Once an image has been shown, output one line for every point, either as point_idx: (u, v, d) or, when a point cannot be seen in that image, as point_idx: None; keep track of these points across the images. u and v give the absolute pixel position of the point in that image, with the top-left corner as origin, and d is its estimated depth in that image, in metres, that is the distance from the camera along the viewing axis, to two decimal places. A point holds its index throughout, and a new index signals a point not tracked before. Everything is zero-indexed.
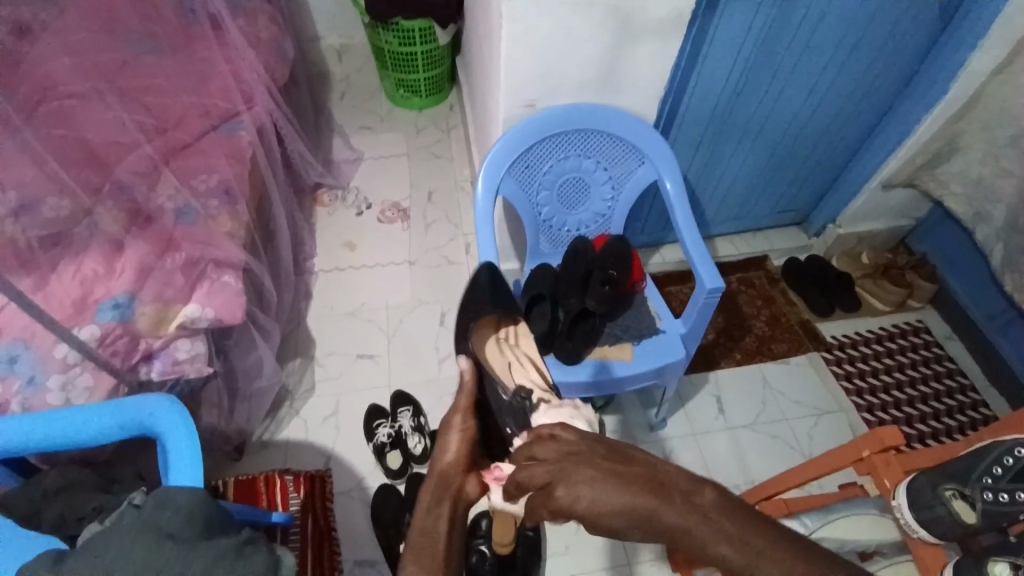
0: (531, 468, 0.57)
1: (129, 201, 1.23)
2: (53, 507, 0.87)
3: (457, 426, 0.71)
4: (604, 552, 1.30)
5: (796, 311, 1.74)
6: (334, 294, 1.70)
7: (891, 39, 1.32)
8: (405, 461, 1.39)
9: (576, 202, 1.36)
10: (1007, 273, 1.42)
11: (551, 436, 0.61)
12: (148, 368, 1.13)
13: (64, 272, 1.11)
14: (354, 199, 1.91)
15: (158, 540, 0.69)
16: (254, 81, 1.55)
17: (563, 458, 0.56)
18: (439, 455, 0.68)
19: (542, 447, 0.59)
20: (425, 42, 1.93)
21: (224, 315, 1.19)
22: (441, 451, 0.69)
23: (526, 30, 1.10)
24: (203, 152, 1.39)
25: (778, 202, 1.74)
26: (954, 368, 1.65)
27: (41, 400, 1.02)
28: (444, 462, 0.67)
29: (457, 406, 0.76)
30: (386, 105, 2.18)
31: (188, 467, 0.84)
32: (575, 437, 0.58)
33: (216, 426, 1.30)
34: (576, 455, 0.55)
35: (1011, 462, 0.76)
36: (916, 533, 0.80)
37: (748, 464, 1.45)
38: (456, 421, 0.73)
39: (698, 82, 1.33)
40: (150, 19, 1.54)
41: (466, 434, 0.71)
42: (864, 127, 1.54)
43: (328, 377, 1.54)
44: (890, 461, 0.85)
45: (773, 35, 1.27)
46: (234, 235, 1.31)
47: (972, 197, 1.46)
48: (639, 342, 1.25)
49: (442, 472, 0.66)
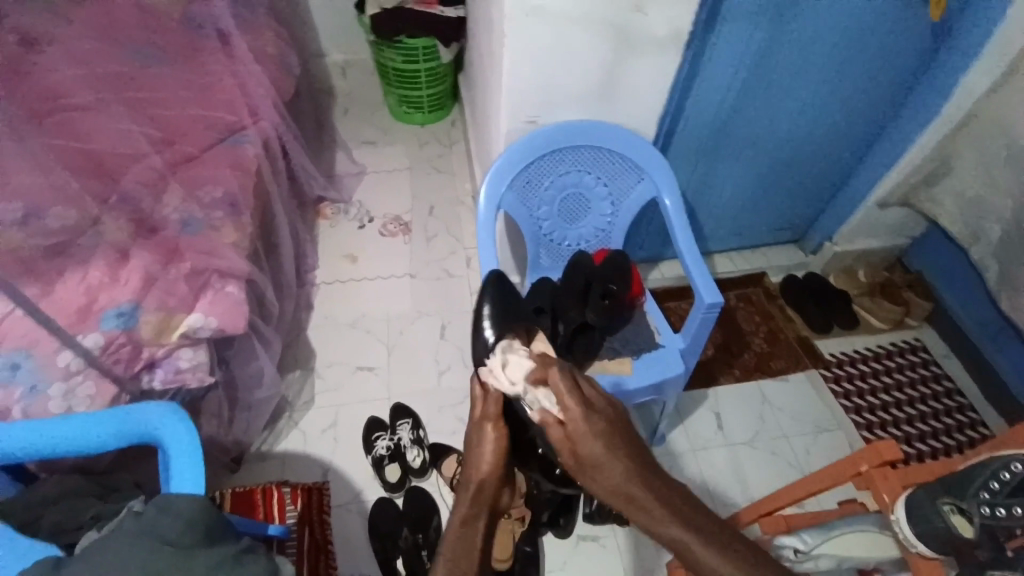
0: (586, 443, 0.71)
1: (135, 212, 1.25)
2: (49, 516, 0.87)
3: (490, 436, 0.80)
4: (606, 569, 1.29)
5: (794, 327, 1.75)
6: (334, 306, 1.71)
7: (887, 59, 1.35)
8: (404, 473, 1.39)
9: (575, 217, 1.38)
10: (1005, 293, 1.42)
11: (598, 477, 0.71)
12: (150, 377, 1.15)
13: (68, 280, 1.12)
14: (357, 212, 1.93)
15: (156, 547, 0.69)
16: (260, 96, 1.57)
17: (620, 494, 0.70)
18: (477, 446, 0.80)
19: (588, 422, 0.72)
20: (429, 60, 1.97)
21: (226, 324, 1.19)
22: (478, 444, 0.80)
23: (529, 47, 1.13)
24: (210, 163, 1.40)
25: (776, 219, 1.76)
26: (953, 388, 1.66)
27: (42, 407, 1.02)
28: (481, 473, 0.79)
29: (487, 413, 0.82)
30: (388, 120, 2.21)
31: (189, 474, 0.83)
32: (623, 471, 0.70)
33: (215, 436, 1.29)
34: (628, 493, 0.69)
35: (1007, 478, 0.75)
36: (914, 547, 0.80)
37: (745, 478, 1.46)
38: (490, 428, 0.81)
39: (697, 99, 1.36)
40: (163, 35, 1.59)
41: (502, 440, 0.81)
42: (860, 145, 1.57)
43: (328, 388, 1.54)
44: (887, 474, 0.86)
45: (770, 54, 1.30)
46: (238, 245, 1.31)
47: (969, 216, 1.46)
48: (639, 356, 1.27)
49: (481, 482, 0.78)
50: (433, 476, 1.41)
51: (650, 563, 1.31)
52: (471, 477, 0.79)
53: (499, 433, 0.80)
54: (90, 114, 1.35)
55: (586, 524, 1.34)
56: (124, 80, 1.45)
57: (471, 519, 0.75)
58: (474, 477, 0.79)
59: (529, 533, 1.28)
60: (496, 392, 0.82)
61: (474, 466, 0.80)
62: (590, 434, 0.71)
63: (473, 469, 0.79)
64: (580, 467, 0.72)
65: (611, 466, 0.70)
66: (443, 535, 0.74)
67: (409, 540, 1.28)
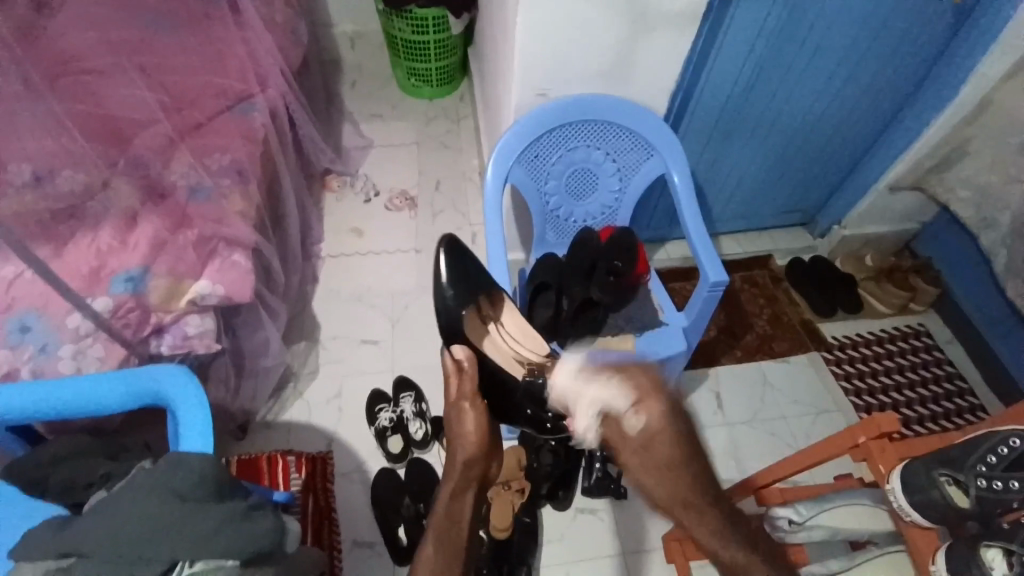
0: (654, 444, 0.73)
1: (144, 179, 1.26)
2: (59, 473, 0.88)
3: (472, 415, 0.85)
4: (600, 541, 1.32)
5: (798, 311, 1.75)
6: (341, 277, 1.72)
7: (905, 38, 1.32)
8: (406, 444, 1.41)
9: (582, 193, 1.38)
10: (1012, 280, 1.40)
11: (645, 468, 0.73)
12: (158, 341, 1.15)
13: (81, 243, 1.13)
14: (363, 185, 1.91)
15: (167, 499, 0.70)
16: (269, 65, 1.54)
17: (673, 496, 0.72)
18: (463, 422, 0.85)
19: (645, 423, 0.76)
20: (438, 32, 1.93)
21: (233, 291, 1.19)
22: (463, 417, 0.86)
23: (540, 18, 1.11)
24: (219, 131, 1.39)
25: (786, 200, 1.74)
26: (953, 372, 1.66)
27: (53, 367, 1.03)
28: (468, 453, 0.83)
29: (463, 392, 0.88)
30: (396, 94, 2.19)
31: (198, 436, 0.85)
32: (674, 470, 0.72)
33: (222, 401, 1.32)
34: (691, 502, 0.71)
35: (1004, 452, 0.76)
36: (909, 516, 0.81)
37: (743, 457, 1.47)
38: (467, 405, 0.86)
39: (711, 77, 1.33)
40: (172, 1, 1.57)
41: (481, 414, 0.86)
42: (873, 128, 1.54)
43: (333, 359, 1.56)
44: (885, 446, 0.85)
45: (788, 31, 1.27)
46: (245, 215, 1.30)
47: (979, 202, 1.43)
48: (640, 334, 1.27)
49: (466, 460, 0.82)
50: (435, 448, 1.43)
51: (647, 538, 1.33)
52: (459, 455, 0.82)
53: (480, 411, 0.86)
54: (103, 78, 1.37)
55: (584, 497, 1.36)
56: (136, 47, 1.46)
57: (459, 492, 0.79)
58: (461, 456, 0.82)
59: (528, 505, 1.29)
60: (470, 370, 0.89)
61: (461, 448, 0.83)
62: (663, 433, 0.74)
63: (461, 453, 0.83)
64: (633, 463, 0.75)
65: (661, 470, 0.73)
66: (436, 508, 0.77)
67: (411, 509, 1.30)
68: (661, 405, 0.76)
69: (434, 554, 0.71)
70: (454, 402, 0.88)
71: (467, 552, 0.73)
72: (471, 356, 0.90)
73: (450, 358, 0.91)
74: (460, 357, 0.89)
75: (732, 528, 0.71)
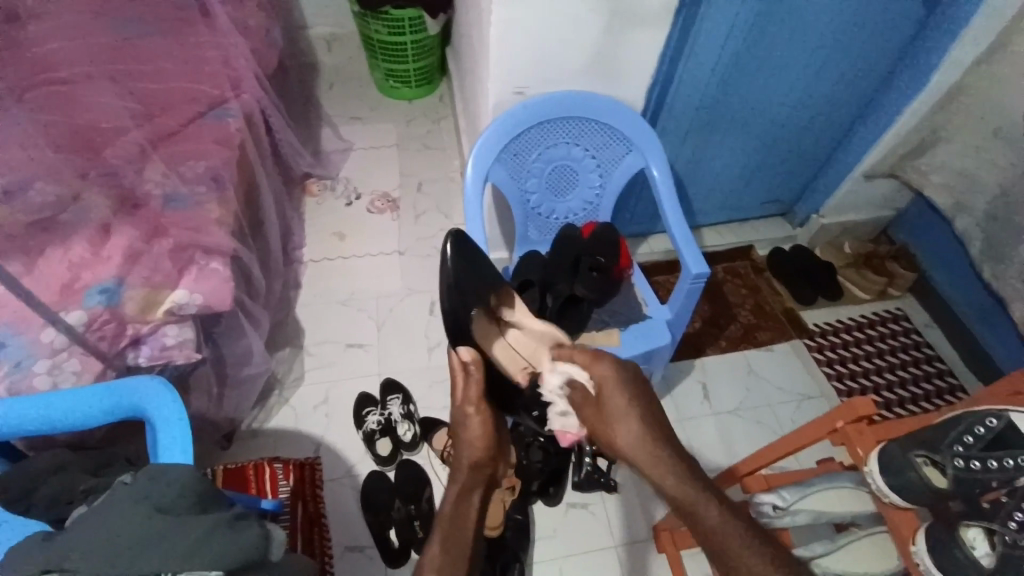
0: (613, 397, 0.83)
1: (117, 189, 1.24)
2: (43, 487, 0.86)
3: (476, 419, 0.82)
4: (592, 535, 1.32)
5: (780, 299, 1.77)
6: (325, 282, 1.70)
7: (875, 29, 1.34)
8: (395, 447, 1.40)
9: (563, 189, 1.38)
10: (987, 263, 1.42)
11: (613, 424, 0.82)
12: (135, 353, 1.13)
13: (52, 256, 1.11)
14: (344, 189, 1.90)
15: (148, 513, 0.69)
16: (243, 69, 1.52)
17: (637, 450, 0.79)
18: (466, 425, 0.83)
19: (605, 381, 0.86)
20: (414, 32, 1.92)
21: (213, 301, 1.18)
22: (466, 421, 0.83)
23: (514, 16, 1.11)
24: (191, 138, 1.37)
25: (764, 191, 1.76)
26: (933, 355, 1.69)
27: (29, 383, 1.01)
28: (474, 454, 0.81)
29: (468, 396, 0.84)
30: (376, 96, 2.17)
31: (177, 447, 0.84)
32: (634, 423, 0.81)
33: (205, 411, 1.30)
34: (651, 454, 0.78)
35: (981, 432, 0.78)
36: (887, 497, 0.82)
37: (731, 447, 1.48)
38: (472, 411, 0.84)
39: (686, 71, 1.34)
40: (142, 8, 1.54)
41: (486, 418, 0.83)
42: (847, 118, 1.56)
43: (319, 364, 1.55)
44: (863, 430, 0.87)
45: (760, 25, 1.28)
46: (223, 222, 1.29)
47: (954, 187, 1.47)
48: (627, 328, 1.26)
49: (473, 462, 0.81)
50: (424, 450, 1.43)
51: (638, 530, 1.34)
52: (463, 457, 0.81)
53: (484, 416, 0.83)
54: (72, 87, 1.34)
55: (576, 492, 1.37)
56: (105, 54, 1.43)
57: (465, 493, 0.79)
58: (466, 458, 0.81)
59: (519, 502, 1.30)
60: (476, 374, 0.84)
61: (465, 450, 0.82)
62: (621, 396, 0.83)
63: (465, 454, 0.81)
64: (604, 420, 0.83)
65: (626, 426, 0.81)
66: (440, 512, 0.76)
67: (403, 511, 1.30)
68: (612, 364, 0.85)
69: (438, 557, 0.71)
70: (458, 408, 0.84)
71: (471, 555, 0.73)
72: (478, 357, 0.85)
73: (456, 360, 0.85)
74: (468, 358, 0.84)
75: (701, 485, 0.74)
